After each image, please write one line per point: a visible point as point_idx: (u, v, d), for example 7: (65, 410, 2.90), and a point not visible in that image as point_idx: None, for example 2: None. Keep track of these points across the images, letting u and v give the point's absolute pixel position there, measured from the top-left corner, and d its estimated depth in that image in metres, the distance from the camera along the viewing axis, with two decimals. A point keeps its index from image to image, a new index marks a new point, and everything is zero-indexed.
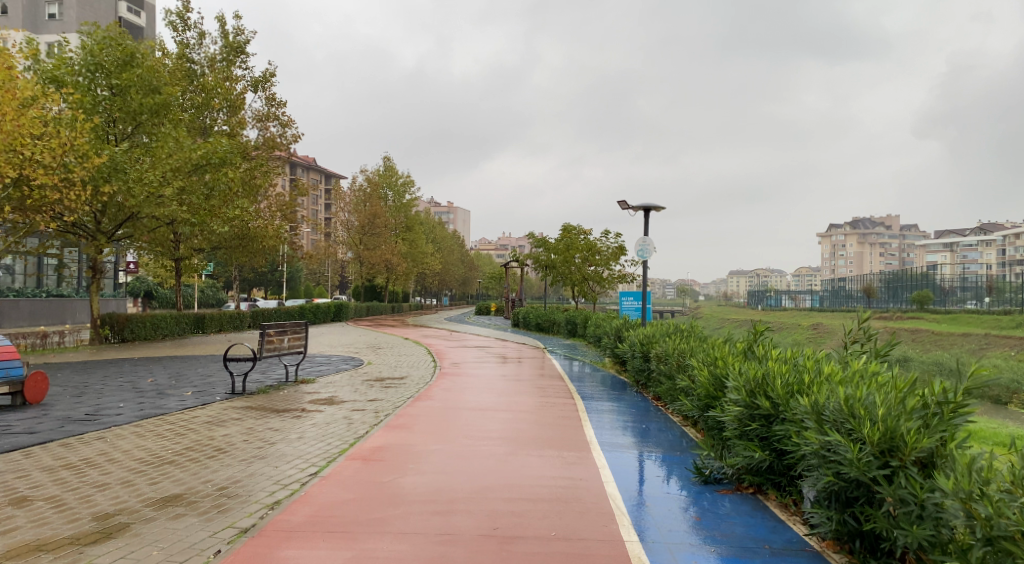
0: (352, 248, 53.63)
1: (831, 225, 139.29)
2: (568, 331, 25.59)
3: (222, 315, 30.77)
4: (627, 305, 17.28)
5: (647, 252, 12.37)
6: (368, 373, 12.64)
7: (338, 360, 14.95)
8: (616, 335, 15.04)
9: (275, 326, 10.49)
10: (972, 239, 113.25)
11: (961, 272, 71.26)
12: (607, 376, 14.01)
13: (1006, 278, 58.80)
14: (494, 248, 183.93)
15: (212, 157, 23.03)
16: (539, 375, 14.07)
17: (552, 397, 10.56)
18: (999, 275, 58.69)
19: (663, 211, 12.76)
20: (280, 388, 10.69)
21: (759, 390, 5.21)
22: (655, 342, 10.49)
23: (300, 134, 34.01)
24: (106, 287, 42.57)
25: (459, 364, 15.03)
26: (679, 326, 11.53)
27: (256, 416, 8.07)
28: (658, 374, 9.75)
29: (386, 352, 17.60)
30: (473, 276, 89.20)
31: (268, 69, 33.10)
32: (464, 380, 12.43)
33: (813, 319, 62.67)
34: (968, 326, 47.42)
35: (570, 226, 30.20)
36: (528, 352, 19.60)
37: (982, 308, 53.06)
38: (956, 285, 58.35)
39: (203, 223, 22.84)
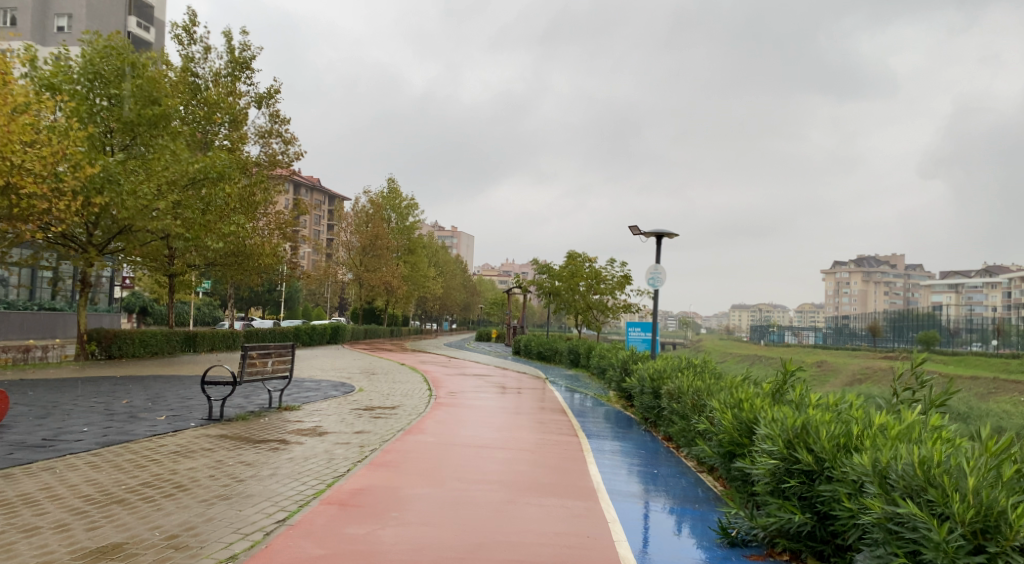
0: (352, 269, 53.03)
1: (835, 262, 138.83)
2: (569, 361, 24.86)
3: (215, 333, 30.08)
4: (633, 335, 16.58)
5: (658, 281, 11.72)
6: (359, 401, 11.91)
7: (328, 385, 14.22)
8: (622, 368, 14.33)
9: (258, 348, 9.79)
10: (976, 281, 112.64)
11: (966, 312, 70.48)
12: (612, 411, 13.26)
13: (1013, 321, 58.03)
14: (496, 274, 183.60)
15: (210, 172, 22.49)
16: (540, 408, 13.32)
17: (554, 433, 9.82)
18: (1005, 317, 57.91)
19: (676, 238, 12.13)
20: (262, 415, 9.96)
21: (799, 440, 4.50)
22: (667, 379, 9.80)
23: (302, 152, 33.64)
24: (100, 301, 41.88)
25: (455, 393, 14.29)
26: (692, 361, 10.81)
27: (229, 446, 7.33)
28: (670, 413, 9.03)
29: (380, 378, 16.88)
30: (474, 301, 88.55)
31: (273, 86, 32.79)
32: (461, 411, 11.69)
33: (817, 356, 61.84)
34: (975, 369, 46.56)
35: (574, 253, 29.59)
36: (529, 381, 18.86)
37: (988, 351, 52.24)
38: (962, 326, 57.57)
39: (197, 238, 22.29)
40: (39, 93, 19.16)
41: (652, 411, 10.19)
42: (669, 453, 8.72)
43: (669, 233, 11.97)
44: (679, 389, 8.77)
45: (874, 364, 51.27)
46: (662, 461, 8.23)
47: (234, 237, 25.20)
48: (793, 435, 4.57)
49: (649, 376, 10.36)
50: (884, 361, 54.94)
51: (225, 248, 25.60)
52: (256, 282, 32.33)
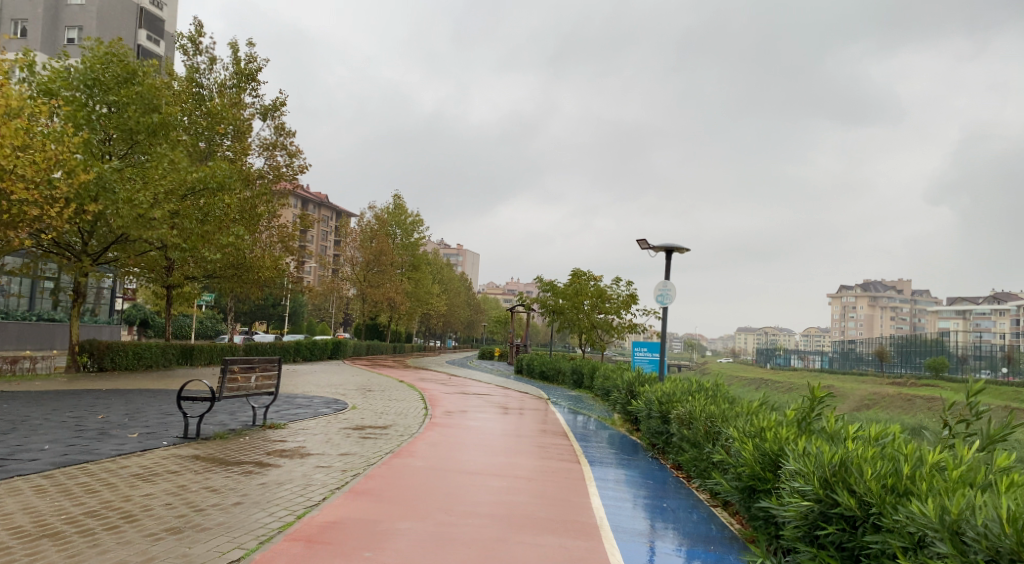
0: (356, 285, 52.53)
1: (842, 287, 137.82)
2: (573, 381, 24.15)
3: (212, 347, 29.48)
4: (640, 356, 15.89)
5: (668, 298, 11.08)
6: (349, 420, 11.24)
7: (319, 402, 13.58)
8: (627, 390, 13.65)
9: (241, 362, 9.17)
10: (985, 308, 111.46)
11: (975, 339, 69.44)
12: (616, 435, 12.55)
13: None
14: (501, 292, 183.29)
15: (210, 182, 22.04)
16: (541, 430, 12.63)
17: (555, 458, 9.13)
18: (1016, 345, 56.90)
19: (687, 252, 11.50)
20: (243, 434, 9.31)
21: (841, 480, 3.82)
22: (677, 403, 9.12)
23: (307, 164, 33.22)
24: (101, 313, 41.40)
25: (452, 412, 13.62)
26: (704, 384, 10.13)
27: (197, 469, 6.69)
28: (680, 440, 8.34)
29: (376, 396, 16.20)
30: (479, 319, 87.95)
31: (279, 98, 32.47)
32: (457, 432, 11.03)
33: (823, 381, 60.87)
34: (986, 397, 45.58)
35: (579, 271, 28.97)
36: (530, 402, 18.17)
37: (998, 379, 51.26)
38: (971, 353, 56.63)
39: (194, 248, 21.78)
40: (37, 98, 18.72)
41: (661, 438, 9.50)
42: (678, 483, 8.03)
43: (680, 248, 11.34)
44: (691, 415, 8.10)
45: (883, 390, 50.38)
46: (672, 494, 7.53)
47: (233, 248, 24.67)
48: (834, 473, 3.88)
49: (657, 399, 9.68)
50: (892, 387, 54.06)
51: (223, 260, 25.08)
52: (256, 296, 31.79)
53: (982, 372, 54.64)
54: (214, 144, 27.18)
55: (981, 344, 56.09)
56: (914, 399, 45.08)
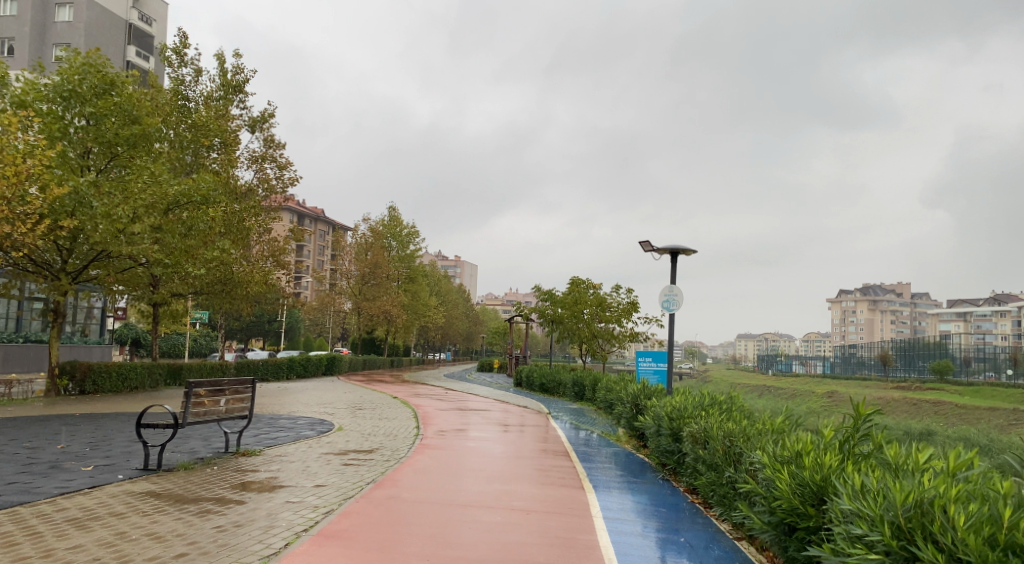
0: (352, 299, 51.68)
1: (842, 291, 137.14)
2: (574, 393, 23.28)
3: (202, 366, 28.62)
4: (644, 366, 15.06)
5: (675, 304, 10.26)
6: (332, 444, 10.39)
7: (304, 424, 12.73)
8: (633, 403, 12.82)
9: (207, 385, 8.33)
10: (986, 309, 110.88)
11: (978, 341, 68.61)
12: (621, 453, 11.70)
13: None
14: (500, 303, 182.40)
15: (194, 195, 21.29)
16: (542, 448, 11.77)
17: (556, 481, 8.28)
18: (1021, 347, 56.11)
19: (694, 254, 10.69)
20: (211, 462, 8.46)
21: (923, 530, 3.02)
22: (690, 419, 8.29)
23: (297, 177, 32.46)
24: (91, 333, 40.45)
25: (446, 430, 12.74)
26: (718, 397, 9.30)
27: (145, 510, 5.85)
28: (695, 461, 7.52)
29: (366, 414, 15.34)
30: (477, 330, 87.16)
31: (267, 109, 31.75)
32: (449, 453, 10.18)
33: (828, 386, 60.02)
34: (994, 400, 44.77)
35: (578, 279, 28.18)
36: (529, 417, 17.28)
37: (1005, 381, 50.49)
38: (976, 356, 55.90)
39: (179, 264, 20.92)
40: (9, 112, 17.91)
41: (672, 457, 8.66)
42: (694, 510, 7.19)
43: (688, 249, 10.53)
44: (707, 433, 7.26)
45: (889, 395, 49.57)
46: (689, 523, 6.68)
47: (219, 264, 23.88)
48: (910, 520, 3.08)
49: (666, 413, 8.86)
50: (898, 391, 53.27)
51: (210, 276, 24.25)
52: (247, 311, 30.91)
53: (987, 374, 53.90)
54: (199, 157, 26.39)
55: (985, 346, 55.50)
56: (921, 403, 44.23)
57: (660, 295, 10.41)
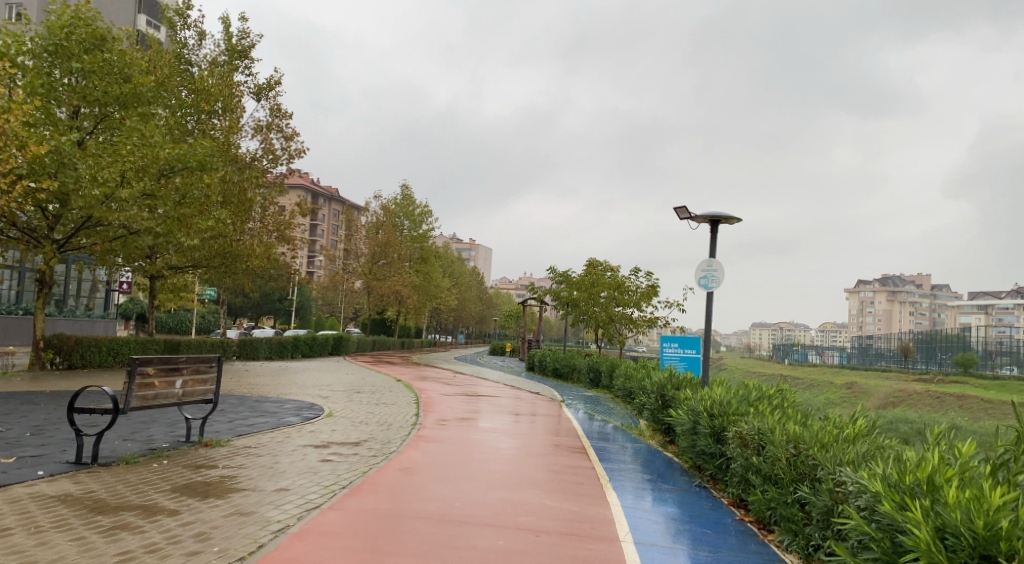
0: (363, 279, 50.46)
1: (861, 281, 134.70)
2: (590, 380, 21.86)
3: (202, 342, 27.46)
4: (669, 353, 13.63)
5: (716, 282, 8.81)
6: (314, 434, 9.07)
7: (290, 409, 11.41)
8: (658, 395, 11.35)
9: (158, 363, 6.98)
10: (1009, 302, 108.38)
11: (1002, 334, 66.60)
12: (646, 450, 10.28)
13: None
14: (514, 288, 180.89)
15: (189, 161, 20.03)
16: (556, 441, 10.32)
17: (571, 488, 6.85)
18: None
19: (738, 224, 9.20)
20: (164, 454, 7.14)
21: None
22: (738, 419, 6.82)
23: (303, 148, 31.02)
24: (95, 307, 39.41)
25: (450, 418, 11.38)
26: (767, 392, 7.83)
27: (41, 524, 4.53)
28: (746, 470, 6.09)
29: (362, 399, 13.99)
30: (489, 313, 86.03)
31: (273, 76, 30.42)
32: (450, 447, 8.81)
33: (847, 377, 58.34)
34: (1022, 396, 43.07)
35: (595, 261, 26.72)
36: (542, 405, 15.87)
37: None
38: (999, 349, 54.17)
39: (173, 234, 19.58)
40: None
41: (712, 462, 7.19)
42: (747, 532, 5.72)
43: (733, 218, 9.07)
44: (765, 438, 5.82)
45: (911, 387, 47.99)
46: (743, 550, 5.22)
47: (215, 235, 22.57)
48: None
49: (706, 409, 7.39)
50: (921, 383, 51.60)
51: (207, 248, 22.97)
52: (250, 287, 29.67)
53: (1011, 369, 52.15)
54: (200, 123, 25.11)
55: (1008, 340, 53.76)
56: (945, 397, 42.59)
57: (697, 270, 8.97)
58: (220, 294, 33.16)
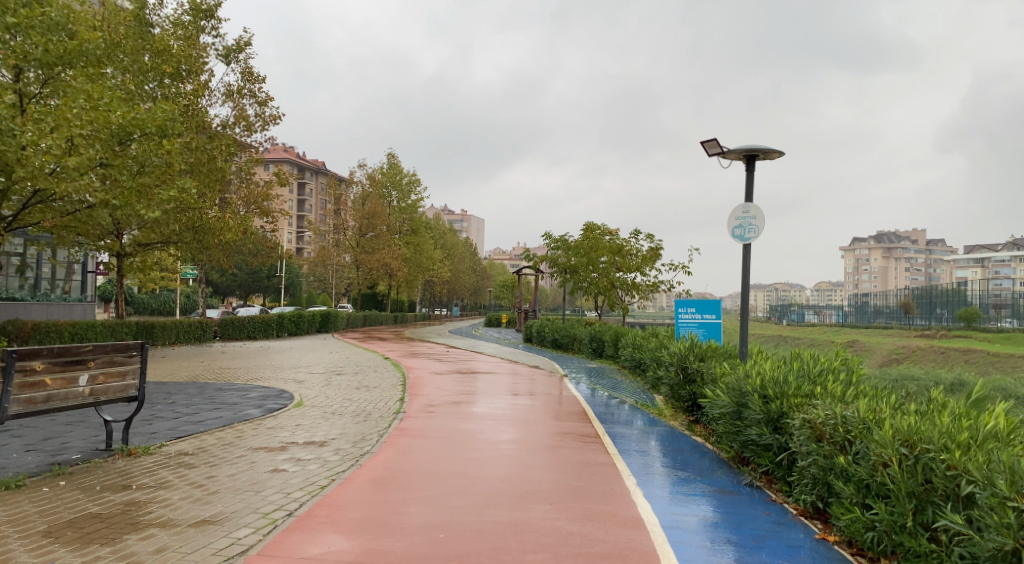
0: (351, 253, 48.84)
1: (856, 240, 133.55)
2: (592, 350, 20.34)
3: (178, 323, 25.83)
4: (684, 320, 12.08)
5: (755, 232, 7.31)
6: (272, 432, 7.47)
7: (253, 400, 9.79)
8: (680, 368, 9.78)
9: (49, 356, 5.36)
10: (1005, 254, 107.99)
11: (997, 286, 65.73)
12: (668, 434, 8.74)
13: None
14: (509, 258, 179.67)
15: (149, 127, 18.28)
16: (564, 426, 8.79)
17: (592, 499, 5.27)
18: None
19: (782, 157, 7.57)
20: (67, 470, 5.53)
21: None
22: (805, 403, 5.28)
23: (278, 114, 29.37)
24: (71, 291, 37.65)
25: (438, 403, 9.84)
26: (830, 366, 6.31)
27: None
28: (829, 471, 4.57)
29: (341, 383, 12.39)
30: (484, 285, 84.56)
31: (242, 37, 28.49)
32: (436, 442, 7.26)
33: (847, 335, 57.33)
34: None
35: (592, 224, 25.07)
36: (543, 381, 14.35)
37: None
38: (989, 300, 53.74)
39: (130, 205, 18.01)
40: None
41: (767, 456, 5.65)
42: (836, 560, 4.18)
43: (772, 150, 7.48)
44: (861, 432, 4.26)
45: (913, 343, 46.73)
46: None
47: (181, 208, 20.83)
48: None
49: (757, 389, 5.83)
50: (923, 339, 50.57)
51: (175, 222, 21.24)
52: (228, 263, 27.97)
53: (1006, 321, 51.61)
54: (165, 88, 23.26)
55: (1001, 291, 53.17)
56: (949, 352, 41.55)
57: (731, 218, 7.46)
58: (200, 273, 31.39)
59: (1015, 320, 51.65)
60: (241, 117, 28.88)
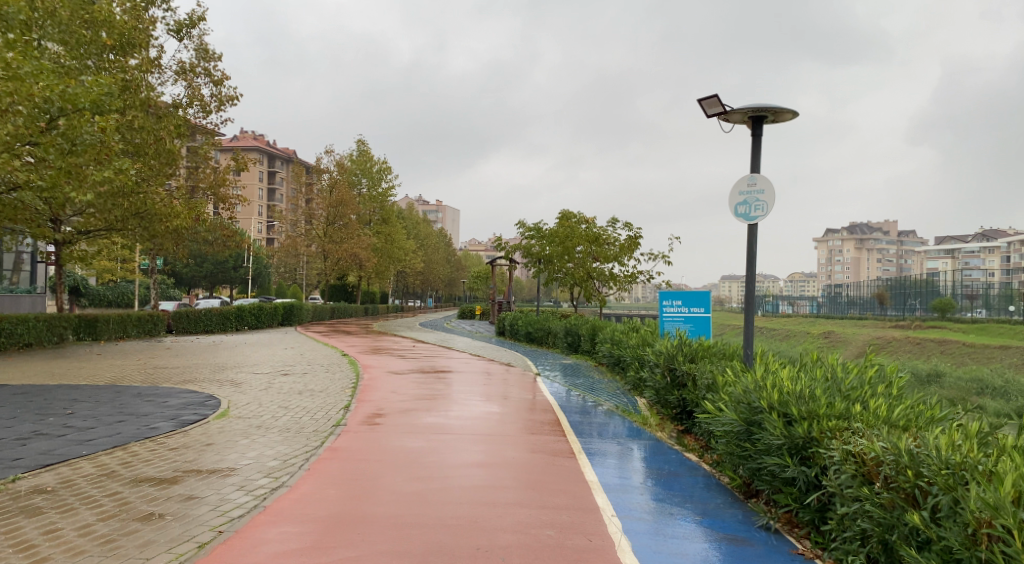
0: (318, 243, 47.17)
1: (829, 231, 133.98)
2: (567, 345, 19.09)
3: (125, 317, 24.20)
4: (669, 314, 10.81)
5: (763, 211, 6.03)
6: (172, 454, 6.04)
7: (171, 409, 8.32)
8: (667, 371, 8.53)
9: None
10: (974, 246, 108.70)
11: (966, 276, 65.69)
12: (657, 449, 7.47)
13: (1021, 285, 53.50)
14: (484, 250, 178.54)
15: (83, 102, 16.67)
16: (533, 439, 7.48)
17: (563, 560, 3.95)
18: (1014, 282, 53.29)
19: (797, 117, 6.19)
20: None
21: None
22: (842, 427, 4.07)
23: (235, 94, 27.74)
24: (20, 282, 35.64)
25: (389, 412, 8.47)
26: (863, 375, 5.10)
27: None
28: (887, 528, 3.34)
29: (284, 386, 10.93)
30: (458, 276, 83.28)
31: (195, 10, 26.76)
32: (374, 467, 5.89)
33: (822, 326, 56.77)
34: (1002, 338, 41.76)
35: (568, 212, 23.81)
36: (514, 380, 13.06)
37: (1006, 317, 47.55)
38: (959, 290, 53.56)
39: (60, 186, 16.33)
40: None
41: (790, 494, 4.42)
42: None
43: (785, 110, 6.12)
44: (944, 482, 3.05)
45: (889, 334, 46.08)
46: None
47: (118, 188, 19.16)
48: None
49: (776, 406, 4.59)
50: (897, 329, 50.06)
51: (114, 208, 19.62)
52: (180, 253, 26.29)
53: (977, 312, 51.37)
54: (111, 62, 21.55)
55: (969, 282, 53.04)
56: (925, 342, 41.00)
57: (733, 193, 6.19)
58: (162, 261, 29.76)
59: (987, 311, 51.26)
60: (195, 96, 27.14)
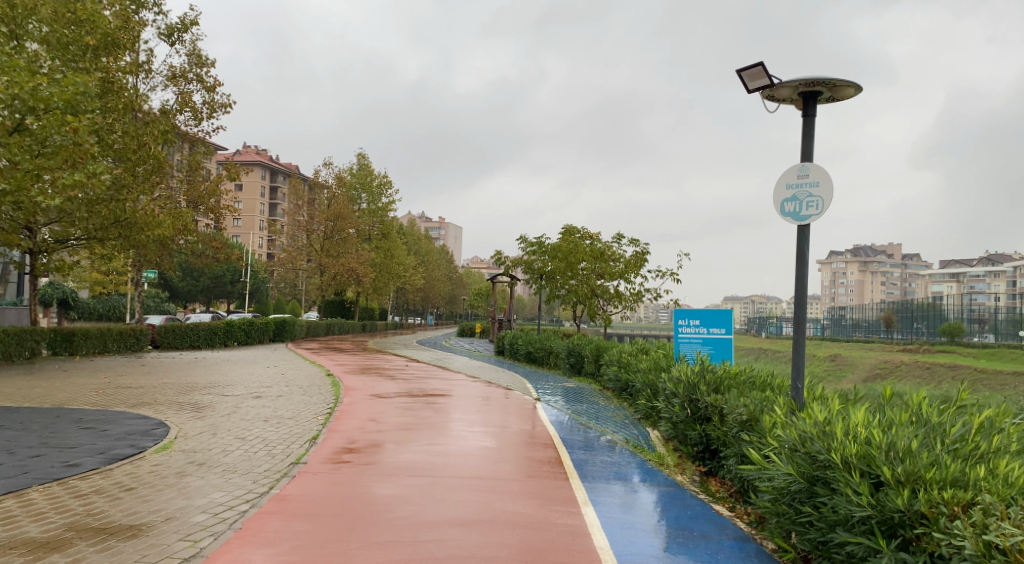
0: (315, 257, 46.03)
1: (833, 253, 132.63)
2: (569, 367, 17.83)
3: (106, 331, 23.00)
4: (686, 336, 9.59)
5: (818, 208, 4.84)
6: (73, 505, 4.79)
7: (104, 440, 7.04)
8: (689, 402, 7.31)
9: None
10: (979, 270, 107.04)
11: (972, 300, 64.34)
12: (679, 496, 6.26)
13: None
14: (486, 267, 177.41)
15: (56, 101, 15.54)
16: (529, 484, 6.23)
17: None
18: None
19: (862, 93, 4.96)
20: None
21: None
22: (970, 507, 2.86)
23: (228, 101, 26.77)
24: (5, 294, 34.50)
25: (361, 448, 7.21)
26: (965, 418, 3.89)
27: None
28: None
29: (250, 411, 9.67)
30: (459, 293, 82.10)
31: (187, 14, 25.80)
32: (325, 525, 4.64)
33: (827, 349, 55.35)
34: (1016, 365, 40.28)
35: (571, 227, 22.65)
36: (511, 405, 11.82)
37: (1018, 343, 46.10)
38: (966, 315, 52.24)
39: (25, 191, 15.17)
40: None
41: None
42: None
43: (849, 85, 4.90)
44: None
45: (897, 358, 44.64)
46: None
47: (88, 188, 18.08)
48: None
49: (857, 462, 3.38)
50: (906, 353, 48.51)
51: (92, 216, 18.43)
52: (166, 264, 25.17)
53: (987, 337, 49.91)
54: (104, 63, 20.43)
55: (977, 306, 51.75)
56: (935, 368, 39.56)
57: (779, 187, 5.02)
58: (155, 273, 28.70)
59: (994, 336, 50.32)
60: (186, 103, 26.13)
